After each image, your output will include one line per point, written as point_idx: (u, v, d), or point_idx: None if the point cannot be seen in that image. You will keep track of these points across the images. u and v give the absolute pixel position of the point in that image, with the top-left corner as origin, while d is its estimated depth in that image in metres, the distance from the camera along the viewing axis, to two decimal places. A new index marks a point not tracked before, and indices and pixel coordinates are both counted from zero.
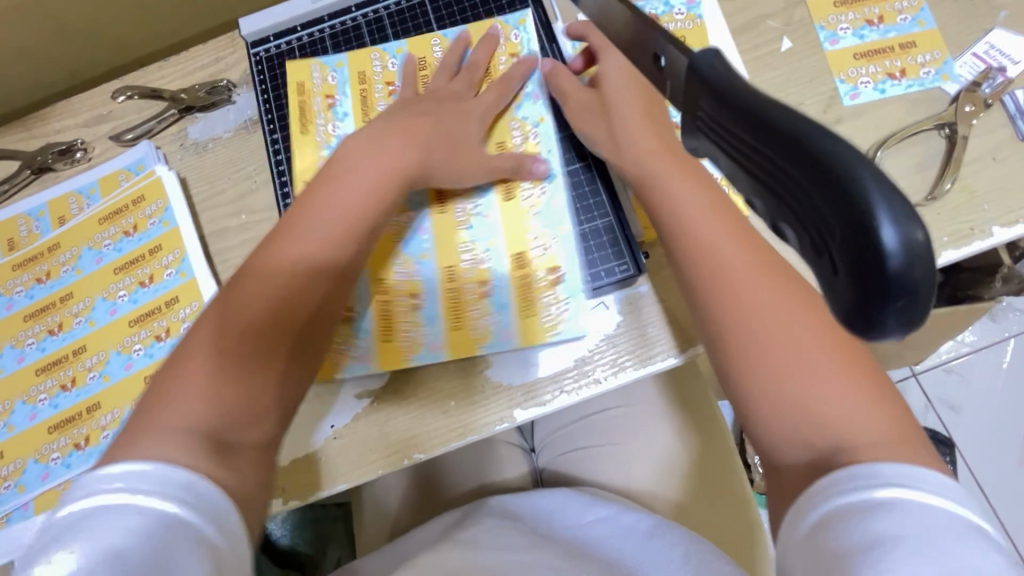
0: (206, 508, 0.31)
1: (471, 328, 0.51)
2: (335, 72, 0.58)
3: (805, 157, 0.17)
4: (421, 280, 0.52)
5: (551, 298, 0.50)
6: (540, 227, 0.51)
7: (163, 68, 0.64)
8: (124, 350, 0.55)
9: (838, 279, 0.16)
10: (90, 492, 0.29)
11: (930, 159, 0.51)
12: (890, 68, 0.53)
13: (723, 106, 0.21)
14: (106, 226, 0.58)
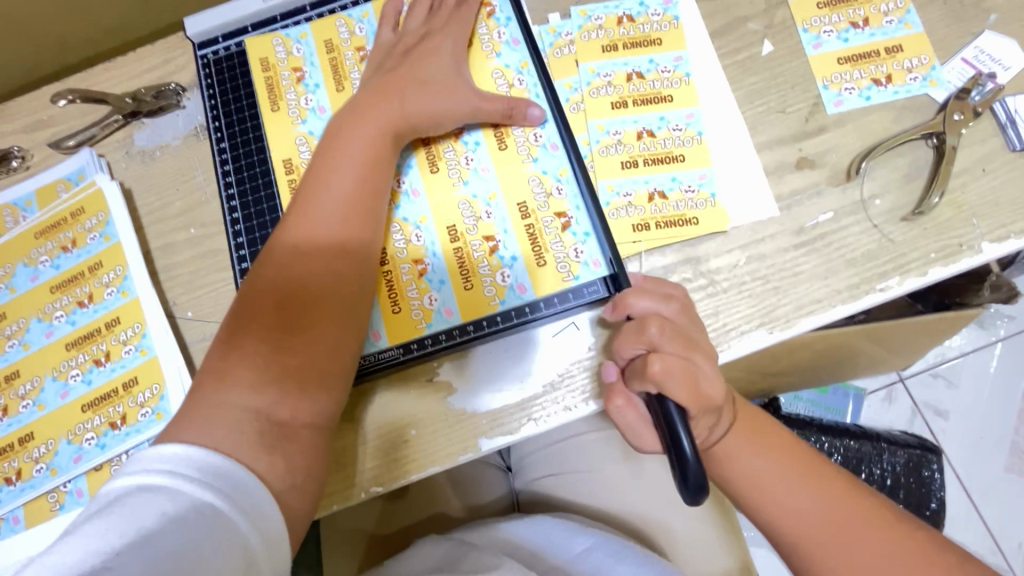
0: (236, 499, 0.34)
1: (409, 310, 0.48)
2: (299, 44, 0.54)
3: None
4: (409, 225, 0.49)
5: (489, 268, 0.48)
6: (470, 197, 0.49)
7: (107, 71, 0.60)
8: (61, 375, 0.51)
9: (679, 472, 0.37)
10: (141, 469, 0.33)
11: (916, 171, 0.48)
12: (876, 74, 0.50)
13: None
14: (43, 241, 0.54)
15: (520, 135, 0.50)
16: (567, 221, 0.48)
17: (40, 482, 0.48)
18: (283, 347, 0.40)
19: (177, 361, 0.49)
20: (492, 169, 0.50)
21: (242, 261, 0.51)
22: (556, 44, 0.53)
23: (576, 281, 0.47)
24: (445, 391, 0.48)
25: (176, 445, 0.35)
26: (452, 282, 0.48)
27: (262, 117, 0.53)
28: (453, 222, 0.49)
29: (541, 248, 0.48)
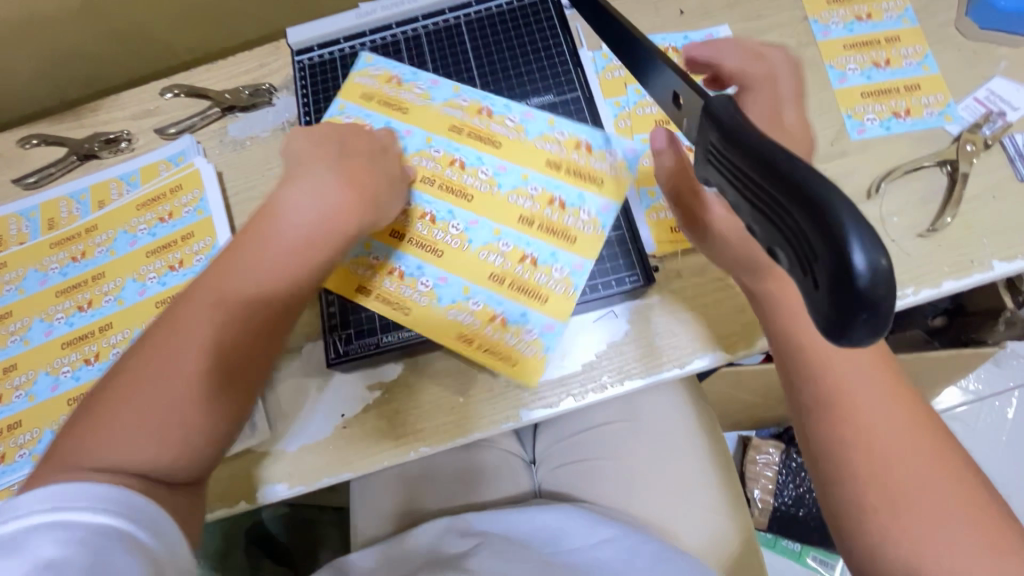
0: (123, 518, 0.34)
1: (508, 328, 0.51)
2: (381, 71, 0.60)
3: (796, 189, 0.21)
4: (424, 252, 0.54)
5: (547, 275, 0.52)
6: (490, 209, 0.54)
7: (210, 71, 0.68)
8: (149, 329, 0.57)
9: (820, 294, 0.20)
10: (15, 514, 0.32)
11: (931, 193, 0.53)
12: (895, 107, 0.56)
13: (729, 140, 0.25)
14: (142, 212, 0.61)
15: (518, 138, 0.56)
16: (564, 204, 0.54)
17: None
18: (226, 379, 0.41)
19: None
20: (503, 175, 0.55)
21: None
22: (608, 68, 0.60)
23: (579, 289, 0.52)
24: (491, 365, 0.53)
25: (55, 484, 0.34)
26: (474, 280, 0.52)
27: None
28: (471, 235, 0.54)
29: (558, 233, 0.53)
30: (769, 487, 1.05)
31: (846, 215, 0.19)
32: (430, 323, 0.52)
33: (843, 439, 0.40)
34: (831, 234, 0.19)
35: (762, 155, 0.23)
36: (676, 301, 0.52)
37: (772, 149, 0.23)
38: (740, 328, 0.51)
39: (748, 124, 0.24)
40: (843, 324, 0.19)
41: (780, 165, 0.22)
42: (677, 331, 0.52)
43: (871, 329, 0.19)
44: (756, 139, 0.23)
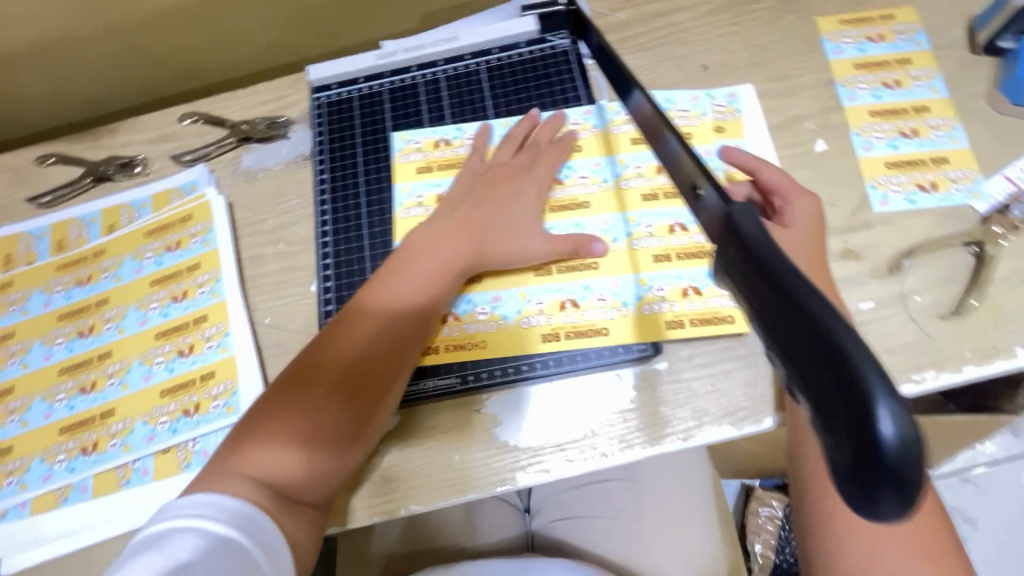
0: (253, 534, 0.39)
1: (597, 349, 0.52)
2: (412, 137, 0.61)
3: (817, 333, 0.20)
4: (519, 309, 0.54)
5: (610, 309, 0.53)
6: (539, 282, 0.54)
7: (228, 100, 0.68)
8: (147, 361, 0.56)
9: (839, 454, 0.18)
10: (171, 515, 0.38)
11: (956, 273, 0.51)
12: (921, 180, 0.54)
13: (750, 263, 0.24)
14: (151, 240, 0.61)
15: (601, 186, 0.57)
16: (683, 225, 0.55)
17: (113, 456, 0.53)
18: (349, 400, 0.46)
19: (252, 362, 0.54)
20: (599, 227, 0.56)
21: (326, 283, 0.57)
22: (616, 121, 0.60)
23: (633, 305, 0.53)
24: (490, 423, 0.51)
25: (202, 493, 0.40)
26: (535, 347, 0.52)
27: (359, 162, 0.61)
28: (567, 288, 0.54)
29: (700, 255, 0.54)
30: (770, 542, 1.02)
31: (873, 375, 0.18)
32: (504, 376, 0.52)
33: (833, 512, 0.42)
34: (854, 394, 0.18)
35: (783, 287, 0.21)
36: (684, 369, 0.51)
37: (794, 282, 0.21)
38: (749, 403, 0.49)
39: (772, 247, 0.23)
40: (867, 491, 0.18)
41: (801, 305, 0.20)
42: (684, 401, 0.50)
43: (896, 502, 0.18)
44: (778, 268, 0.22)
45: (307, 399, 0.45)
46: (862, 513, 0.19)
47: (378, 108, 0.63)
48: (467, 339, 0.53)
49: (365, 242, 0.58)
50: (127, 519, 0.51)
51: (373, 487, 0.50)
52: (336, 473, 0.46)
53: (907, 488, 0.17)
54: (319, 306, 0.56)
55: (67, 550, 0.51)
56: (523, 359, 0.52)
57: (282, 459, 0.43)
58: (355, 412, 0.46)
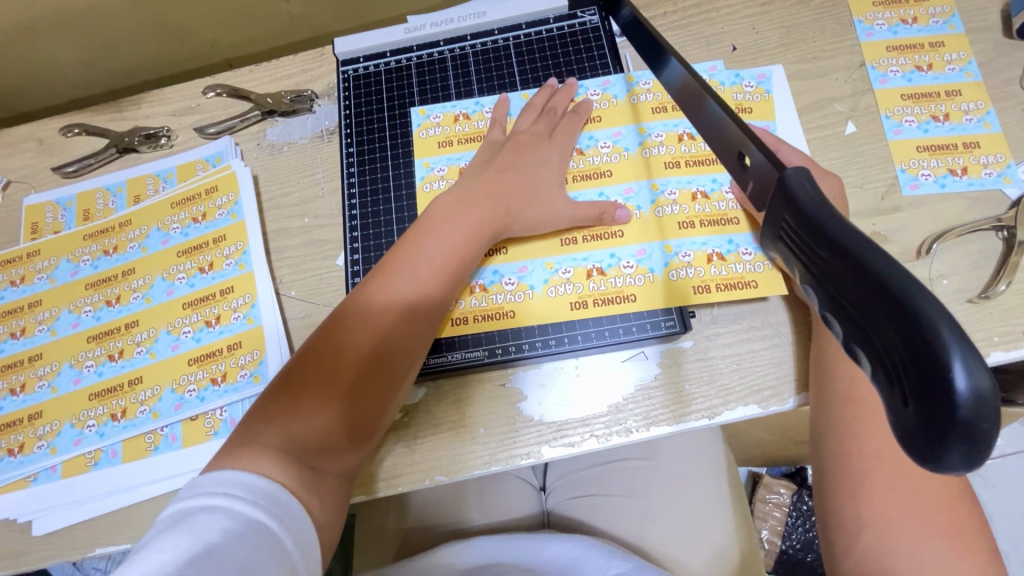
0: (282, 518, 0.39)
1: (628, 314, 0.52)
2: (431, 110, 0.61)
3: (885, 292, 0.20)
4: (546, 279, 0.54)
5: (636, 275, 0.53)
6: (563, 254, 0.55)
7: (253, 73, 0.68)
8: (174, 330, 0.57)
9: (910, 412, 0.19)
10: (197, 493, 0.38)
11: (985, 258, 0.51)
12: (952, 164, 0.54)
13: (807, 226, 0.23)
14: (177, 211, 0.61)
15: (623, 156, 0.57)
16: (705, 192, 0.55)
17: (142, 423, 0.53)
18: (375, 372, 0.47)
19: (279, 333, 0.55)
20: (622, 197, 0.56)
21: (354, 254, 0.57)
22: (635, 92, 0.59)
23: (661, 271, 0.53)
24: (515, 397, 0.52)
25: (231, 470, 0.39)
26: (562, 316, 0.53)
27: (386, 135, 0.61)
28: (593, 256, 0.54)
29: (724, 222, 0.54)
30: (778, 528, 1.02)
31: (948, 333, 0.18)
32: (531, 345, 0.53)
33: (857, 488, 0.42)
34: (928, 351, 0.18)
35: (847, 250, 0.21)
36: (709, 348, 0.51)
37: (857, 245, 0.21)
38: (774, 382, 0.49)
39: (830, 211, 0.23)
40: (936, 448, 0.18)
41: (868, 266, 0.20)
42: (709, 378, 0.50)
43: (969, 460, 0.18)
44: (840, 232, 0.22)
45: (335, 369, 0.46)
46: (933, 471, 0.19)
47: (405, 81, 0.63)
48: (496, 310, 0.54)
49: (393, 214, 0.58)
50: (155, 484, 0.51)
51: (400, 458, 0.51)
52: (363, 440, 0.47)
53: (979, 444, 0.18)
54: (348, 279, 0.57)
55: (95, 513, 0.51)
56: (549, 327, 0.53)
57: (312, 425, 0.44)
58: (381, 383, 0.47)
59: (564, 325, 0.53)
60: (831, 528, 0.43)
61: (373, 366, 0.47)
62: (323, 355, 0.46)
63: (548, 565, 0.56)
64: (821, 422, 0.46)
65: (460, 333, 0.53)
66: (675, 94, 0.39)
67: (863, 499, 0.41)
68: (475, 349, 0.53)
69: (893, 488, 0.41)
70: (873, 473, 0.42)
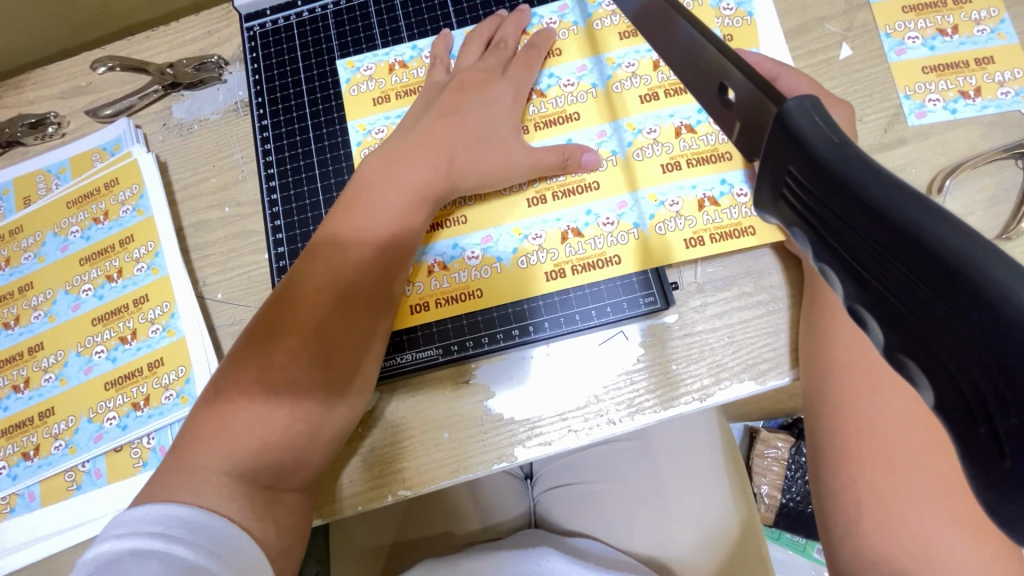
0: (223, 555, 0.34)
1: (613, 281, 0.45)
2: (361, 61, 0.52)
3: (971, 295, 0.13)
4: (515, 248, 0.47)
5: (618, 234, 0.46)
6: (532, 218, 0.47)
7: (149, 40, 0.58)
8: (85, 351, 0.49)
9: (1005, 466, 0.13)
10: (127, 533, 0.33)
11: (1003, 192, 0.45)
12: (963, 85, 0.47)
13: (829, 186, 0.16)
14: (74, 211, 0.53)
15: (590, 93, 0.49)
16: (690, 125, 0.47)
17: (59, 460, 0.47)
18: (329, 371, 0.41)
19: (205, 345, 0.48)
20: (594, 142, 0.48)
21: (278, 247, 0.49)
22: (597, 16, 0.50)
23: (647, 227, 0.46)
24: (480, 394, 0.45)
25: (166, 504, 0.35)
26: (536, 290, 0.46)
27: (306, 101, 0.52)
28: (567, 215, 0.47)
29: (716, 159, 0.46)
30: (778, 483, 0.99)
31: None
32: (495, 333, 0.46)
33: (868, 476, 0.35)
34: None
35: (905, 227, 0.15)
36: (696, 321, 0.45)
37: (914, 214, 0.14)
38: (771, 353, 0.43)
39: (862, 159, 0.16)
40: None
41: (939, 253, 0.14)
42: (698, 356, 0.44)
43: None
44: (882, 195, 0.15)
45: (277, 379, 0.39)
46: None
47: (322, 33, 0.54)
48: (461, 289, 0.47)
49: (319, 193, 0.50)
50: (81, 528, 0.45)
51: (358, 473, 0.45)
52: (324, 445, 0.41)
53: None
54: (273, 275, 0.49)
55: (15, 567, 0.45)
56: (521, 305, 0.46)
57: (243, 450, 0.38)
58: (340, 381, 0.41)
59: (540, 300, 0.46)
60: (829, 515, 0.37)
61: (324, 365, 0.40)
62: (260, 364, 0.40)
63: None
64: (817, 398, 0.39)
65: (419, 322, 0.47)
66: (635, 19, 0.30)
67: (865, 482, 0.35)
68: (431, 349, 0.46)
69: (906, 470, 0.34)
70: (878, 451, 0.35)
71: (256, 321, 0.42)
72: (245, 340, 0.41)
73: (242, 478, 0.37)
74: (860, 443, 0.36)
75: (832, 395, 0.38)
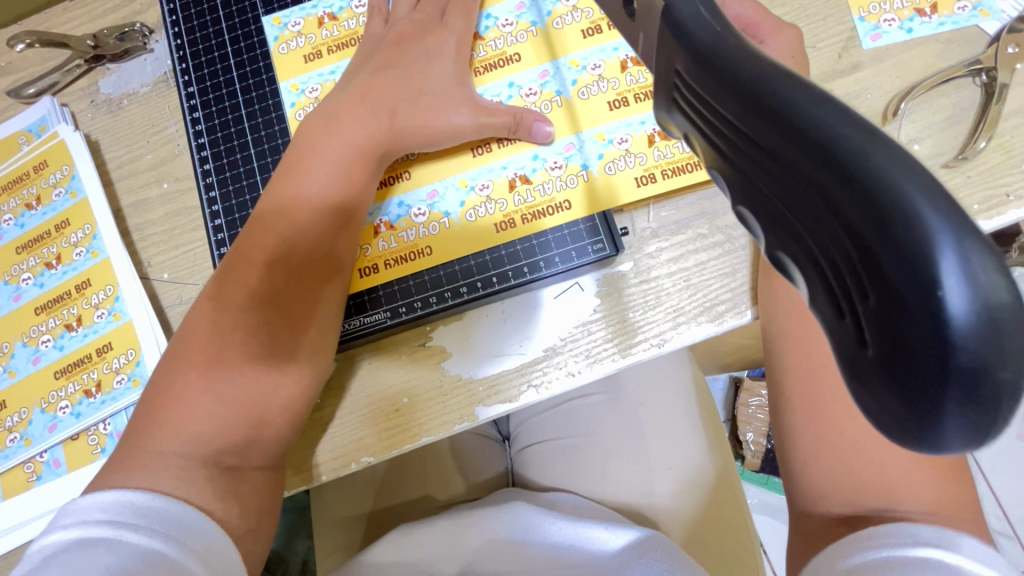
0: (180, 537, 0.33)
1: (568, 227, 0.44)
2: (288, 18, 0.49)
3: (832, 171, 0.12)
4: (462, 201, 0.45)
5: (567, 178, 0.44)
6: (478, 169, 0.45)
7: (68, 11, 0.54)
8: (31, 341, 0.48)
9: (868, 358, 0.13)
10: (78, 522, 0.33)
11: (960, 112, 0.43)
12: (919, 3, 0.45)
13: (707, 76, 0.15)
14: (6, 198, 0.51)
15: (530, 32, 0.46)
16: (636, 58, 0.45)
17: (15, 453, 0.46)
18: (274, 339, 0.39)
19: (153, 327, 0.46)
20: (536, 83, 0.46)
21: (215, 219, 0.47)
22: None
23: (595, 168, 0.44)
24: (438, 356, 0.45)
25: (116, 491, 0.34)
26: (488, 242, 0.45)
27: (232, 65, 0.50)
28: (514, 162, 0.45)
29: None
30: (762, 429, 0.99)
31: (940, 232, 0.11)
32: (446, 291, 0.44)
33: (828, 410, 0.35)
34: (904, 263, 0.11)
35: (772, 106, 0.13)
36: (652, 268, 0.44)
37: (787, 93, 0.13)
38: (726, 294, 0.43)
39: (742, 46, 0.15)
40: (912, 405, 0.12)
41: (806, 130, 0.13)
42: (654, 301, 0.43)
43: (969, 428, 0.12)
44: (756, 75, 0.14)
45: (218, 349, 0.38)
46: (910, 447, 0.13)
47: None
48: (410, 248, 0.45)
49: (254, 161, 0.48)
50: (45, 518, 0.45)
51: (321, 444, 0.44)
52: (286, 418, 0.40)
53: (989, 388, 0.12)
54: (212, 250, 0.47)
55: None
56: (468, 260, 0.45)
57: (195, 432, 0.37)
58: (287, 348, 0.39)
59: (494, 252, 0.44)
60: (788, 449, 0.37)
61: (269, 333, 0.39)
62: (206, 335, 0.39)
63: (559, 547, 0.49)
64: (778, 339, 0.39)
65: (372, 286, 0.45)
66: None
67: (824, 414, 0.35)
68: (382, 314, 0.45)
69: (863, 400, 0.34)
70: (834, 384, 0.35)
71: (202, 297, 0.41)
72: (194, 317, 0.40)
73: (198, 457, 0.36)
74: (823, 378, 0.35)
75: (792, 335, 0.37)
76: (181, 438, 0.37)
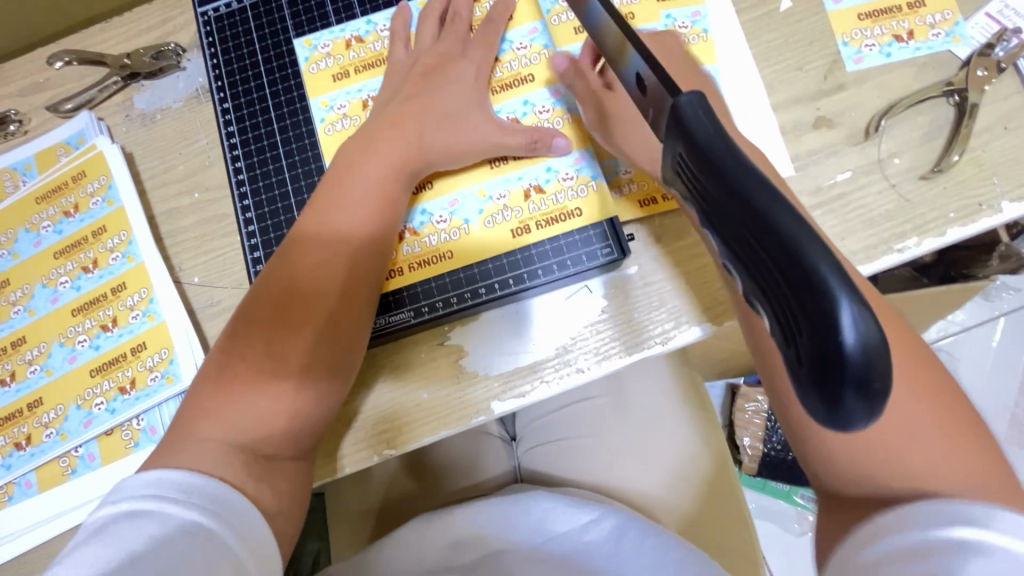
0: (220, 512, 0.36)
1: (580, 233, 0.47)
2: (318, 40, 0.53)
3: (775, 246, 0.18)
4: (480, 209, 0.48)
5: (578, 187, 0.48)
6: (496, 179, 0.49)
7: (103, 32, 0.58)
8: (68, 341, 0.50)
9: (802, 369, 0.18)
10: (124, 497, 0.35)
11: (936, 129, 0.47)
12: (897, 30, 0.49)
13: (702, 164, 0.21)
14: (44, 206, 0.53)
15: (543, 54, 0.50)
16: None
17: (50, 448, 0.48)
18: (310, 338, 0.42)
19: (187, 327, 0.49)
20: (549, 101, 0.49)
21: (248, 226, 0.50)
22: (554, 11, 0.52)
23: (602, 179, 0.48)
24: (456, 354, 0.48)
25: (158, 469, 0.36)
26: (505, 247, 0.48)
27: (264, 83, 0.53)
28: (528, 173, 0.48)
29: None
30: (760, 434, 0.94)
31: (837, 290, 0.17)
32: (466, 293, 0.48)
33: None
34: (817, 306, 0.17)
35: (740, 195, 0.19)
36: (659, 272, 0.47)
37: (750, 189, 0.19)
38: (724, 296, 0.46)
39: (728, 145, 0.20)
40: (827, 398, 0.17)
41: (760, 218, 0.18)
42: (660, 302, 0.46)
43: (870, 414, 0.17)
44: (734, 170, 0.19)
45: (261, 347, 0.41)
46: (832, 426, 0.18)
47: (276, 15, 0.54)
48: (432, 252, 0.48)
49: (285, 173, 0.51)
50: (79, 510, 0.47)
51: (346, 437, 0.47)
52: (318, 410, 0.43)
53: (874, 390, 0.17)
54: (245, 255, 0.50)
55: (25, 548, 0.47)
56: (487, 263, 0.48)
57: (233, 422, 0.40)
58: (324, 347, 0.42)
59: (511, 256, 0.48)
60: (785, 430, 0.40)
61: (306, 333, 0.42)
62: (249, 335, 0.42)
63: (565, 538, 0.51)
64: None
65: (397, 288, 0.48)
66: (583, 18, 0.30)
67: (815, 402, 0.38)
68: (407, 314, 0.48)
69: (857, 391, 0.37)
70: None
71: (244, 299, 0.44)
72: (236, 319, 0.43)
73: (236, 446, 0.39)
74: None
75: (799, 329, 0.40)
76: (220, 429, 0.39)
